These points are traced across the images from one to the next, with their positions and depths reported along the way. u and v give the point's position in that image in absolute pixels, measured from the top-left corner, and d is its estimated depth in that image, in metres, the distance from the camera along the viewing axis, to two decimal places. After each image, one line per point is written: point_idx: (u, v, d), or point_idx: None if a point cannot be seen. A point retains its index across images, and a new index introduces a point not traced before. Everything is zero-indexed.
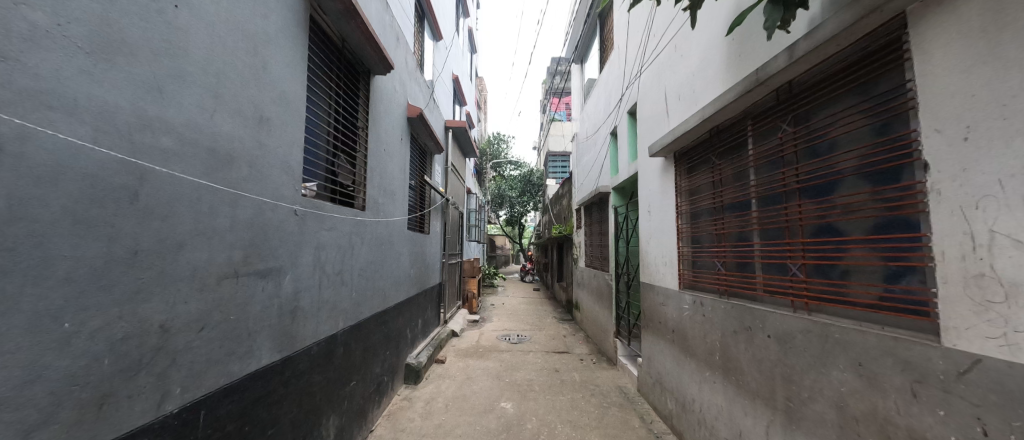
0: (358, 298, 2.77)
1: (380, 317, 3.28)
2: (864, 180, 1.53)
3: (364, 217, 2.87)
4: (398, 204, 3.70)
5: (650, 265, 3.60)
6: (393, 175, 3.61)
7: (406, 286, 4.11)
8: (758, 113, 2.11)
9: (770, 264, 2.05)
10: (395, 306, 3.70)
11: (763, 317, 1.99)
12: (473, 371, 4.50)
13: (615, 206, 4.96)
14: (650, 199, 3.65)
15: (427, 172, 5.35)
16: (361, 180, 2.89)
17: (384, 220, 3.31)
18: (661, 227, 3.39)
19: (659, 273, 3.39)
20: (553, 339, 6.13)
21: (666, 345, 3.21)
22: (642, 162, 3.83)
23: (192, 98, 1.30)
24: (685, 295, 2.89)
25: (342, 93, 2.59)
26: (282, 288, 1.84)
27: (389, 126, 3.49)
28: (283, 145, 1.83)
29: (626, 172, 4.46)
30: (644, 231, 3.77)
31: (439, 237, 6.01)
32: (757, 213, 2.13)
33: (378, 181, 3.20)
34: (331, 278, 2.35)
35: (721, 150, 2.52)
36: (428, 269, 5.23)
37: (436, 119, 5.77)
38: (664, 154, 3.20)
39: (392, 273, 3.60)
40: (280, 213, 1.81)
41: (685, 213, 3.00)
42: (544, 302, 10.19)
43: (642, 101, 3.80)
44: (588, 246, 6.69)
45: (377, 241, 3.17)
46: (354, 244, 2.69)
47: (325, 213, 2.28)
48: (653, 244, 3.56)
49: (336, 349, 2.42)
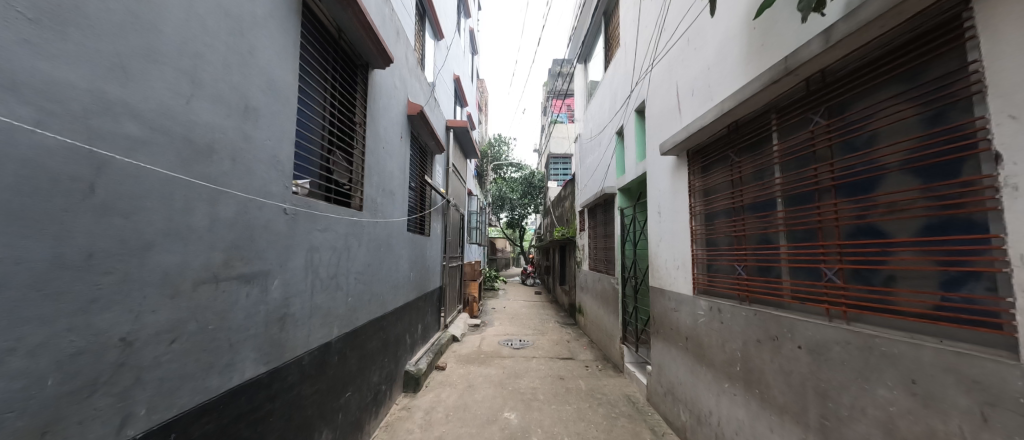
0: (354, 303, 2.61)
1: (378, 322, 3.13)
2: (913, 175, 1.39)
3: (361, 217, 2.72)
4: (397, 204, 3.55)
5: (660, 269, 3.45)
6: (393, 174, 3.46)
7: (405, 290, 3.95)
8: (783, 106, 1.97)
9: (799, 268, 1.90)
10: (394, 311, 3.55)
11: (792, 326, 1.84)
12: (474, 379, 4.33)
13: (621, 207, 4.82)
14: (660, 200, 3.50)
15: (428, 173, 5.21)
16: (358, 179, 2.75)
17: (382, 221, 3.16)
18: (672, 228, 3.24)
19: (670, 277, 3.24)
20: (557, 344, 5.96)
21: (678, 353, 3.04)
22: (652, 161, 3.68)
23: (164, 80, 1.15)
24: (699, 301, 2.73)
25: (338, 86, 2.45)
26: (269, 294, 1.68)
27: (389, 123, 3.35)
28: (272, 137, 1.68)
29: (633, 172, 4.32)
30: (654, 234, 3.61)
31: (439, 239, 5.86)
32: (782, 213, 1.98)
33: (376, 180, 3.05)
34: (325, 282, 2.19)
35: (741, 145, 2.37)
36: (428, 273, 5.08)
37: (437, 118, 5.63)
38: (676, 151, 3.05)
39: (391, 277, 3.45)
40: (267, 211, 1.66)
41: (699, 214, 2.85)
42: (546, 306, 10.00)
43: (651, 98, 3.66)
44: (592, 249, 6.54)
45: (375, 243, 3.02)
46: (350, 246, 2.54)
47: (319, 212, 2.13)
48: (663, 247, 3.40)
49: (329, 358, 2.26)
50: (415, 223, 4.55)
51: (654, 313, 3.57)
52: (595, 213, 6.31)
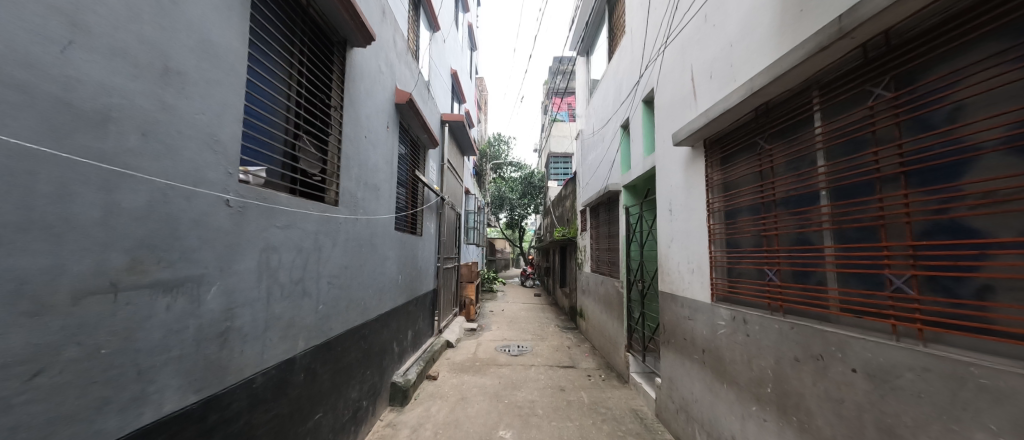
0: (327, 311, 2.29)
1: (359, 331, 2.80)
2: (1020, 157, 1.07)
3: (336, 213, 2.40)
4: (382, 201, 3.23)
5: (671, 272, 3.12)
6: (377, 166, 3.14)
7: (393, 295, 3.63)
8: (829, 81, 1.65)
9: (851, 274, 1.58)
10: (378, 317, 3.22)
11: (843, 345, 1.52)
12: (468, 390, 4.02)
13: (626, 205, 4.50)
14: (671, 196, 3.18)
15: (420, 169, 4.90)
16: (334, 169, 2.43)
17: (364, 218, 2.85)
18: (686, 227, 2.92)
19: (683, 282, 2.92)
20: (557, 350, 5.64)
21: (693, 366, 2.73)
22: (663, 154, 3.35)
23: (20, 17, 0.84)
24: (719, 309, 2.41)
25: (306, 62, 2.13)
26: (204, 305, 1.37)
27: (373, 110, 3.03)
28: (207, 112, 1.36)
29: (641, 167, 4.00)
30: (664, 234, 3.29)
31: (433, 239, 5.53)
32: (829, 208, 1.66)
33: (357, 172, 2.73)
34: (286, 288, 1.87)
35: (771, 131, 2.05)
36: (420, 276, 4.77)
37: (430, 110, 5.31)
38: (691, 141, 2.73)
39: (375, 280, 3.13)
40: (201, 203, 1.34)
41: (718, 211, 2.54)
42: (546, 308, 9.66)
43: (662, 84, 3.34)
44: (594, 250, 6.23)
45: (354, 243, 2.70)
46: (322, 245, 2.22)
47: (280, 206, 1.81)
48: (674, 248, 3.09)
49: (293, 376, 1.93)
50: (405, 221, 4.23)
51: (665, 320, 3.25)
52: (597, 212, 5.99)
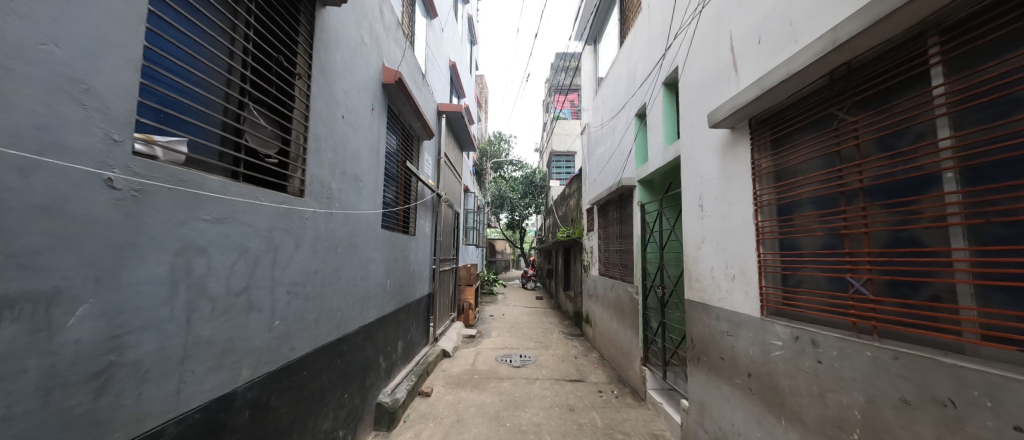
0: (287, 327, 1.84)
1: (333, 348, 2.35)
2: None
3: (301, 206, 1.95)
4: (364, 194, 2.78)
5: (703, 278, 2.66)
6: (359, 153, 2.69)
7: (378, 303, 3.16)
8: (959, 22, 1.20)
9: (999, 289, 1.13)
10: (360, 330, 2.77)
11: (995, 391, 1.06)
12: (465, 410, 3.55)
13: (641, 202, 4.05)
14: (701, 189, 2.73)
15: (413, 162, 4.45)
16: (298, 152, 1.97)
17: (339, 214, 2.39)
18: (721, 225, 2.46)
19: (720, 290, 2.45)
20: (562, 361, 5.17)
21: (733, 393, 2.27)
22: (691, 141, 2.90)
23: None
24: (773, 326, 1.96)
25: (259, 12, 1.69)
26: (66, 333, 0.92)
27: (353, 87, 2.58)
28: (70, 46, 0.91)
29: (660, 158, 3.55)
30: (692, 235, 2.83)
31: (428, 239, 5.07)
32: (959, 197, 1.21)
33: (330, 158, 2.28)
34: (223, 301, 1.42)
35: (851, 100, 1.60)
36: (412, 280, 4.30)
37: (425, 98, 4.87)
38: (733, 122, 2.27)
39: (355, 286, 2.66)
40: (60, 182, 0.89)
41: (770, 205, 2.08)
42: (548, 312, 9.21)
43: (691, 60, 2.88)
44: (602, 252, 5.76)
45: (327, 242, 2.24)
46: (279, 245, 1.76)
47: (211, 193, 1.36)
48: (706, 251, 2.62)
49: (233, 416, 1.48)
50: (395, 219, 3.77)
51: (694, 334, 2.79)
52: (607, 211, 5.53)
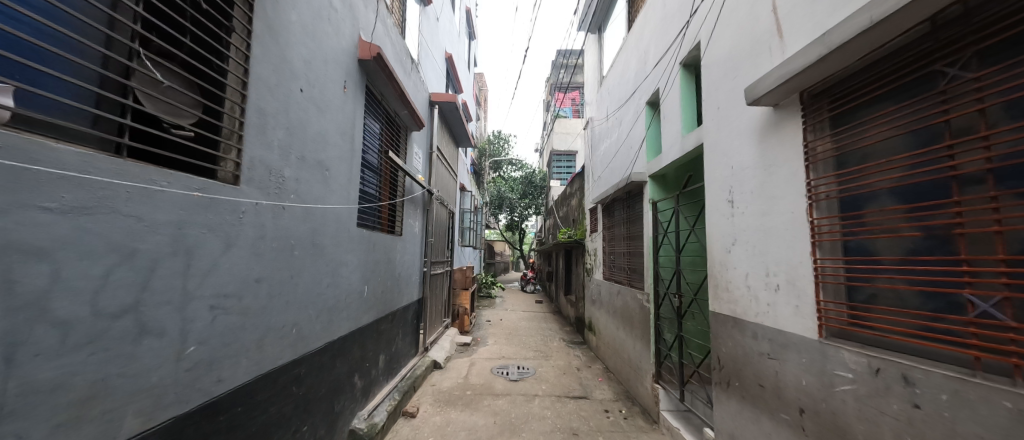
0: (210, 354, 1.41)
1: (287, 373, 1.92)
2: None
3: (235, 196, 1.52)
4: (332, 185, 2.35)
5: (735, 287, 2.23)
6: (325, 137, 2.26)
7: (353, 313, 2.73)
8: None
9: None
10: (327, 347, 2.34)
11: None
12: (453, 435, 3.11)
13: (653, 200, 3.65)
14: (731, 181, 2.30)
15: (400, 154, 4.02)
16: (234, 130, 1.55)
17: (296, 208, 1.96)
18: (758, 224, 2.04)
19: (758, 303, 2.02)
20: (564, 374, 4.74)
21: (778, 431, 1.84)
22: (716, 125, 2.48)
23: None
24: (837, 353, 1.53)
25: None
26: None
27: (317, 57, 2.15)
28: None
29: (676, 148, 3.13)
30: (720, 236, 2.41)
31: (417, 240, 4.65)
32: None
33: (283, 138, 1.85)
34: (88, 326, 1.00)
35: (967, 53, 1.17)
36: (398, 285, 3.86)
37: (415, 86, 4.45)
38: (778, 96, 1.84)
39: (320, 295, 2.24)
40: None
41: (830, 200, 1.65)
42: (548, 318, 8.75)
43: (718, 30, 2.46)
44: (608, 255, 5.33)
45: (277, 242, 1.81)
46: (196, 246, 1.33)
47: (61, 170, 0.94)
48: (739, 255, 2.20)
49: None
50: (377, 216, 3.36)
51: (721, 354, 2.37)
52: (613, 211, 5.09)
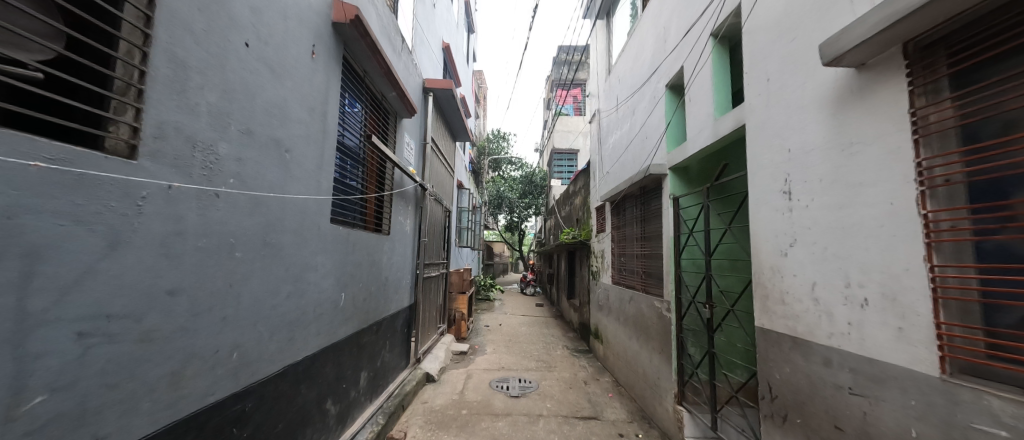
0: (80, 403, 0.96)
1: (224, 412, 1.47)
2: None
3: (129, 174, 1.07)
4: (294, 170, 1.90)
5: (795, 300, 1.79)
6: (285, 110, 1.81)
7: (324, 327, 2.27)
8: None
9: None
10: (287, 372, 1.89)
11: None
12: None
13: (674, 195, 3.23)
14: (788, 167, 1.86)
15: (388, 142, 3.58)
16: (131, 82, 1.11)
17: (239, 196, 1.51)
18: (831, 219, 1.60)
19: (833, 322, 1.58)
20: (570, 388, 4.29)
21: None
22: (765, 101, 2.04)
23: None
24: (977, 399, 1.09)
25: None
26: None
27: (274, 7, 1.71)
28: None
29: (705, 134, 2.70)
30: (771, 236, 1.97)
31: (409, 239, 4.20)
32: None
33: (219, 103, 1.40)
34: None
35: None
36: (384, 291, 3.41)
37: (406, 68, 4.00)
38: (867, 53, 1.41)
39: (276, 308, 1.79)
40: None
41: (952, 187, 1.21)
42: (551, 322, 8.29)
43: None
44: (617, 258, 4.89)
45: (207, 241, 1.36)
46: (46, 246, 0.88)
47: None
48: (802, 259, 1.75)
49: None
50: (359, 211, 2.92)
51: (773, 380, 1.93)
52: (623, 209, 4.66)
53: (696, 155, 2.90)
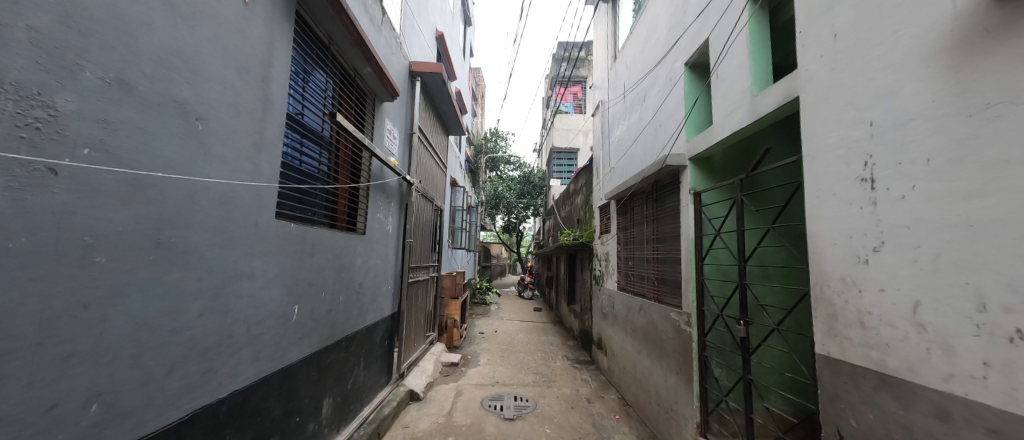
0: None
1: None
2: None
3: None
4: (213, 146, 1.43)
5: (883, 325, 1.32)
6: (197, 63, 1.34)
7: (267, 350, 1.80)
8: None
9: None
10: (200, 417, 1.41)
11: None
12: None
13: (695, 191, 2.78)
14: (868, 146, 1.41)
15: (364, 128, 3.11)
16: None
17: (104, 175, 1.04)
18: (948, 214, 1.14)
19: (953, 359, 1.11)
20: (571, 409, 3.82)
21: None
22: (831, 64, 1.59)
23: None
24: None
25: None
26: None
27: None
28: None
29: (738, 115, 2.24)
30: (842, 237, 1.50)
31: (391, 240, 3.73)
32: None
33: (59, 33, 0.93)
34: None
35: None
36: (358, 300, 2.93)
37: (388, 46, 3.54)
38: None
39: (180, 333, 1.31)
40: None
41: None
42: (549, 329, 7.81)
43: None
44: (624, 262, 4.43)
45: (27, 241, 0.88)
46: None
47: None
48: (895, 270, 1.29)
49: None
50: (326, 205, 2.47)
51: (845, 428, 1.46)
52: (632, 207, 4.20)
53: (723, 142, 2.46)
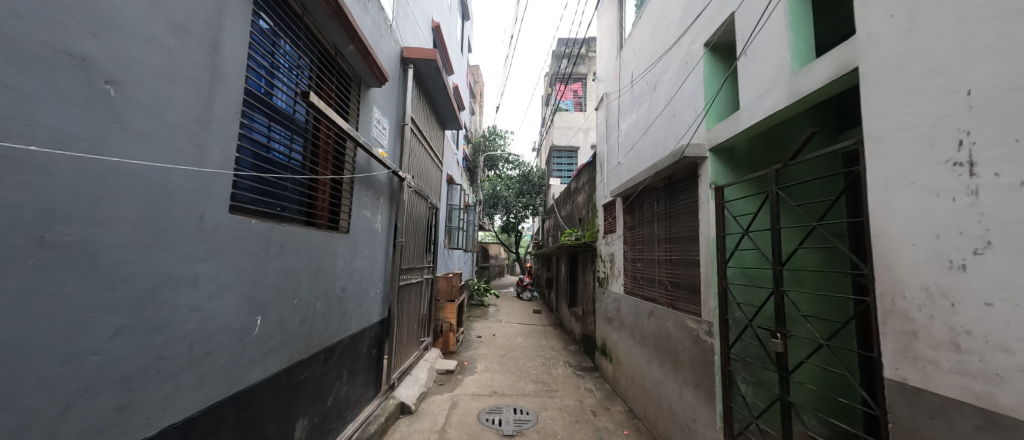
0: None
1: None
2: None
3: None
4: (133, 119, 1.12)
5: (991, 349, 1.03)
6: (107, 8, 1.03)
7: (217, 372, 1.49)
8: None
9: None
10: None
11: None
12: None
13: (716, 185, 2.50)
14: (964, 120, 1.10)
15: (349, 116, 2.81)
16: None
17: None
18: None
19: None
20: (576, 422, 3.53)
21: None
22: (906, 24, 1.29)
23: None
24: None
25: None
26: None
27: None
28: None
29: (771, 97, 1.95)
30: (925, 236, 1.20)
31: (380, 240, 3.42)
32: None
33: None
34: None
35: None
36: (340, 307, 2.62)
37: (376, 28, 3.23)
38: None
39: (82, 360, 1.00)
40: None
41: None
42: (550, 333, 7.52)
43: None
44: (632, 263, 4.13)
45: None
46: None
47: None
48: (1008, 278, 0.99)
49: None
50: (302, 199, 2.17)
51: None
52: (641, 205, 3.90)
53: (752, 129, 2.17)
